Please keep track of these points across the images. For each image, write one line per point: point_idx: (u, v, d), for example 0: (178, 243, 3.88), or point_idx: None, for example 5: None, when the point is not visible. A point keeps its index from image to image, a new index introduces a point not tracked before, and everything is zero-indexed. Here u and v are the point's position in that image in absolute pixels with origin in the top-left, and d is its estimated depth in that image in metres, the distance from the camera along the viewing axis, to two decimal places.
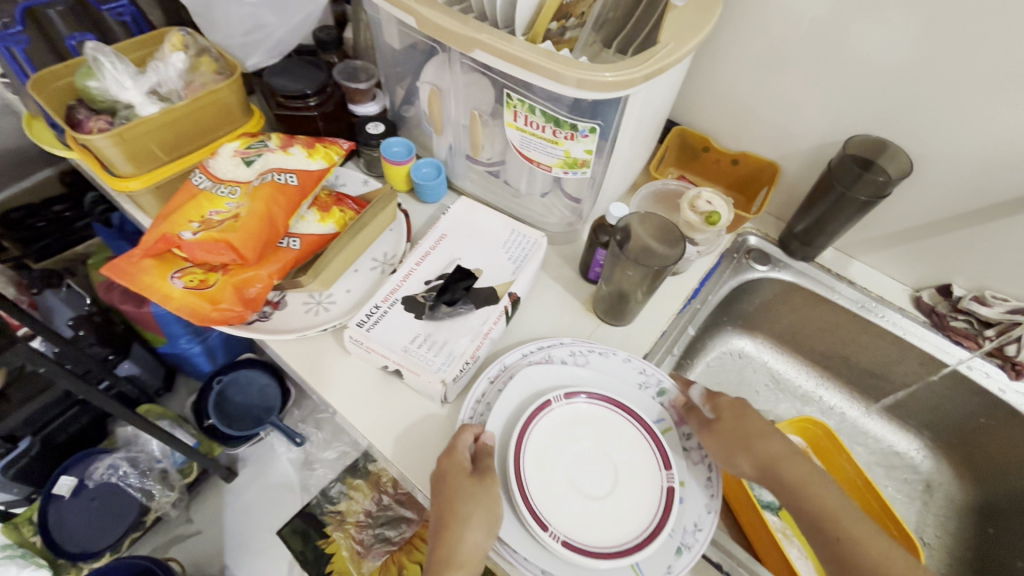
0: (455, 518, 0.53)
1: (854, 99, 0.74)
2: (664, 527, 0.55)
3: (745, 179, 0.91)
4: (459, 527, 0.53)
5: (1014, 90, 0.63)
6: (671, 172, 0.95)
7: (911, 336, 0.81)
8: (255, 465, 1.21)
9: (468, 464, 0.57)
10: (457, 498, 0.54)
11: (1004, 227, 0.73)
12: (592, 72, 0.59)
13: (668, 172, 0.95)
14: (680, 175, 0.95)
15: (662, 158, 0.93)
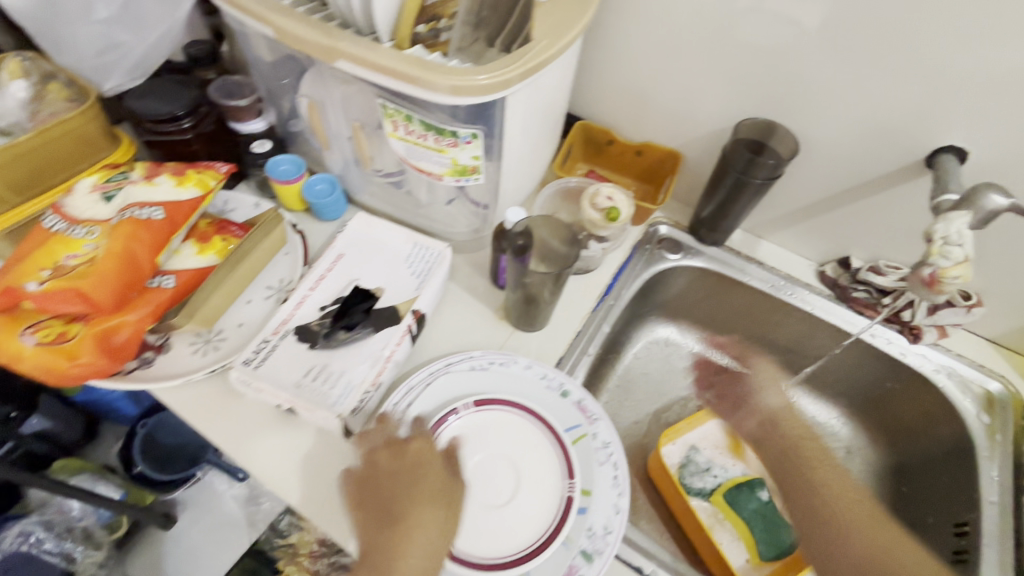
0: (428, 495, 0.54)
1: (739, 84, 0.75)
2: (554, 538, 0.54)
3: (651, 170, 0.91)
4: (429, 505, 0.54)
5: (878, 67, 0.65)
6: (581, 168, 0.95)
7: (819, 311, 0.83)
8: (195, 508, 1.12)
9: (437, 466, 0.56)
10: (434, 483, 0.55)
11: (888, 199, 0.76)
12: (463, 76, 0.56)
13: (577, 168, 0.94)
14: (589, 171, 0.94)
15: (569, 155, 0.92)
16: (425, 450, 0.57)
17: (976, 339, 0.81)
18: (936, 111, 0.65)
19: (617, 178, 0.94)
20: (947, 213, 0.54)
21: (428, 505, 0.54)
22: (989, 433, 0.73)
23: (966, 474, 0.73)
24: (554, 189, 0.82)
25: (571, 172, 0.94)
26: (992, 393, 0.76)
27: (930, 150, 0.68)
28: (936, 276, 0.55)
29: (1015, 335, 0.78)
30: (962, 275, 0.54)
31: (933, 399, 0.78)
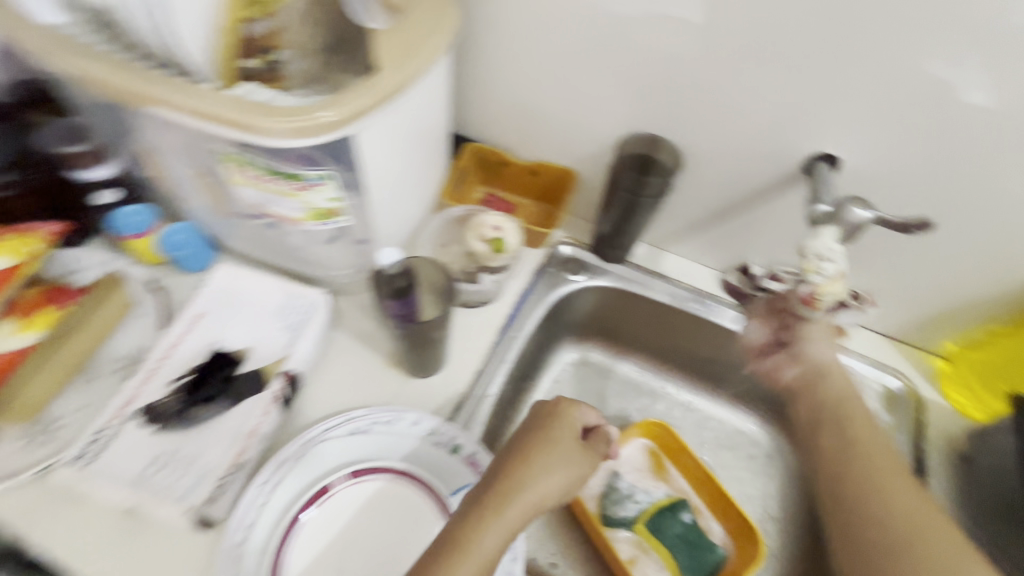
0: (546, 442, 0.56)
1: (618, 100, 0.72)
2: None
3: (549, 190, 0.87)
4: (547, 451, 0.55)
5: (746, 78, 0.64)
6: (479, 191, 0.90)
7: (721, 321, 0.83)
8: None
9: (565, 421, 0.58)
10: (548, 438, 0.56)
11: (778, 207, 0.75)
12: (301, 113, 0.50)
13: (475, 192, 0.90)
14: (488, 194, 0.90)
15: (464, 180, 0.88)
16: (576, 410, 0.60)
17: (874, 336, 0.81)
18: (808, 120, 0.64)
19: (518, 200, 0.90)
20: (817, 230, 0.53)
21: (552, 453, 0.55)
22: (889, 431, 0.74)
23: None
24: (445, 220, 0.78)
25: (468, 196, 0.89)
26: (892, 390, 0.76)
27: (807, 158, 0.68)
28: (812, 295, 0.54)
29: (908, 330, 0.79)
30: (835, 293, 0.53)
31: None
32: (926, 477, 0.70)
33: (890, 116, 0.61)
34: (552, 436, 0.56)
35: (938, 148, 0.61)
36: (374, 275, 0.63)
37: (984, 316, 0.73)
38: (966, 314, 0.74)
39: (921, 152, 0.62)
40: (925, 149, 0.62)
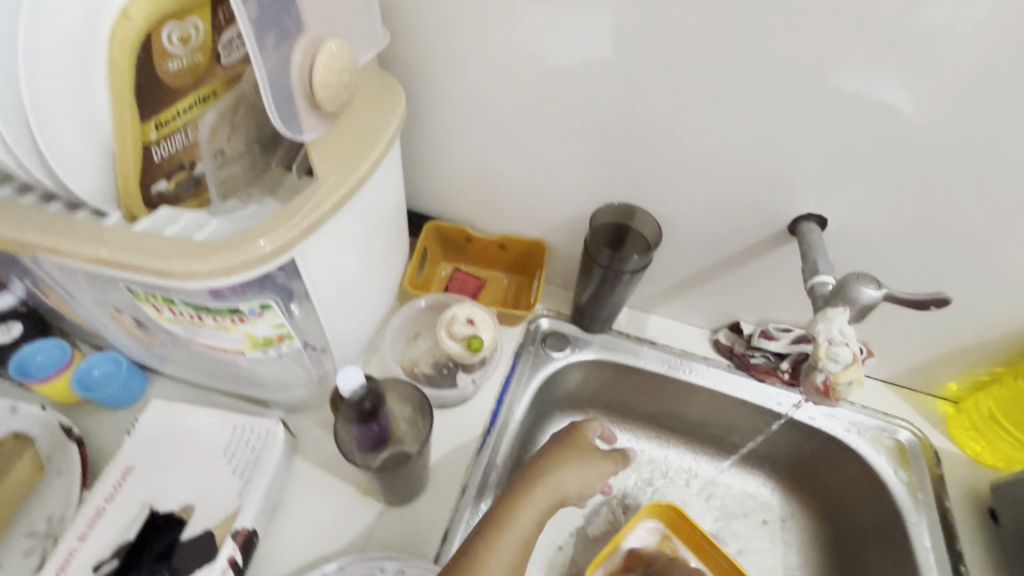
0: (566, 446, 0.59)
1: (584, 169, 0.68)
2: None
3: (520, 262, 0.82)
4: (569, 452, 0.59)
5: (715, 145, 0.60)
6: (444, 268, 0.84)
7: (723, 386, 0.77)
8: None
9: (585, 432, 0.61)
10: (571, 444, 0.60)
11: (763, 265, 0.71)
12: (234, 247, 0.43)
13: (440, 269, 0.84)
14: (454, 270, 0.84)
15: (426, 259, 0.82)
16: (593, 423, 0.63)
17: (874, 384, 0.78)
18: (787, 181, 0.61)
19: (486, 272, 0.84)
20: (826, 310, 0.48)
21: (572, 456, 0.58)
22: (909, 490, 0.69)
23: (898, 544, 0.67)
24: (410, 312, 0.70)
25: (433, 275, 0.83)
26: (904, 443, 0.72)
27: (789, 218, 0.64)
28: (830, 382, 0.48)
29: (908, 375, 0.76)
30: (855, 378, 0.48)
31: (851, 461, 0.73)
32: (955, 541, 0.65)
33: (872, 175, 0.58)
34: (585, 441, 0.60)
35: (924, 202, 0.59)
36: (340, 406, 0.56)
37: (983, 358, 0.71)
38: (966, 358, 0.71)
39: (907, 206, 0.60)
40: (911, 204, 0.59)
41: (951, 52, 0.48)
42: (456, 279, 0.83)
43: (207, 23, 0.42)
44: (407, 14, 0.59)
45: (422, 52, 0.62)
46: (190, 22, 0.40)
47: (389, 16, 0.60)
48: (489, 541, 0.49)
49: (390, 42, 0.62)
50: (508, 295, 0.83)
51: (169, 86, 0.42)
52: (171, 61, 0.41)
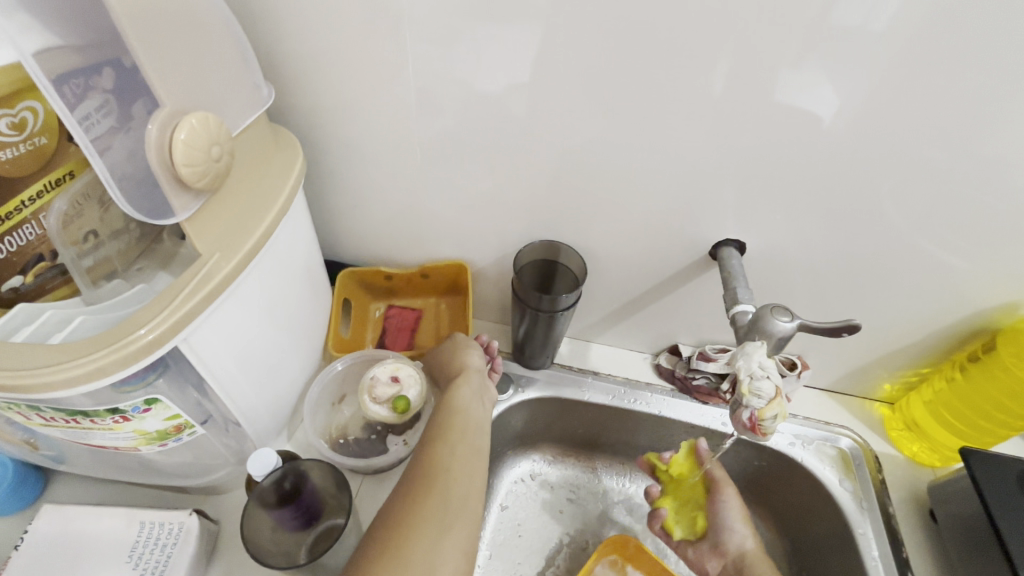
0: (448, 354, 0.67)
1: (502, 208, 0.67)
2: None
3: (449, 287, 0.79)
4: (451, 356, 0.66)
5: (627, 179, 0.60)
6: (377, 307, 0.81)
7: (668, 411, 0.76)
8: None
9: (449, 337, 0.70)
10: (447, 351, 0.68)
11: (692, 290, 0.71)
12: (108, 340, 0.40)
13: (373, 309, 0.81)
14: (387, 307, 0.81)
15: (353, 307, 0.78)
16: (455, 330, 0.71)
17: (813, 393, 0.79)
18: (702, 209, 0.62)
19: (420, 302, 0.81)
20: (745, 345, 0.48)
21: (454, 356, 0.66)
22: (854, 501, 0.68)
23: (847, 557, 0.67)
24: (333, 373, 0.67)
25: (366, 319, 0.80)
26: (846, 451, 0.72)
27: (710, 244, 0.65)
28: (755, 418, 0.48)
29: (843, 382, 0.78)
30: (779, 413, 0.47)
31: (797, 475, 0.73)
32: (902, 547, 0.65)
33: (780, 199, 0.59)
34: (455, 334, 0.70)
35: (832, 221, 0.60)
36: (251, 495, 0.52)
37: (907, 361, 0.73)
38: (892, 362, 0.73)
39: (817, 226, 0.61)
40: (821, 223, 0.60)
41: (824, 86, 0.49)
42: (392, 315, 0.81)
43: (46, 105, 0.39)
44: (297, 71, 0.57)
45: (320, 107, 0.60)
46: (23, 108, 0.37)
47: (280, 75, 0.58)
48: (444, 422, 0.57)
49: (287, 99, 0.60)
50: (447, 322, 0.80)
51: (9, 176, 0.38)
52: (2, 151, 0.37)
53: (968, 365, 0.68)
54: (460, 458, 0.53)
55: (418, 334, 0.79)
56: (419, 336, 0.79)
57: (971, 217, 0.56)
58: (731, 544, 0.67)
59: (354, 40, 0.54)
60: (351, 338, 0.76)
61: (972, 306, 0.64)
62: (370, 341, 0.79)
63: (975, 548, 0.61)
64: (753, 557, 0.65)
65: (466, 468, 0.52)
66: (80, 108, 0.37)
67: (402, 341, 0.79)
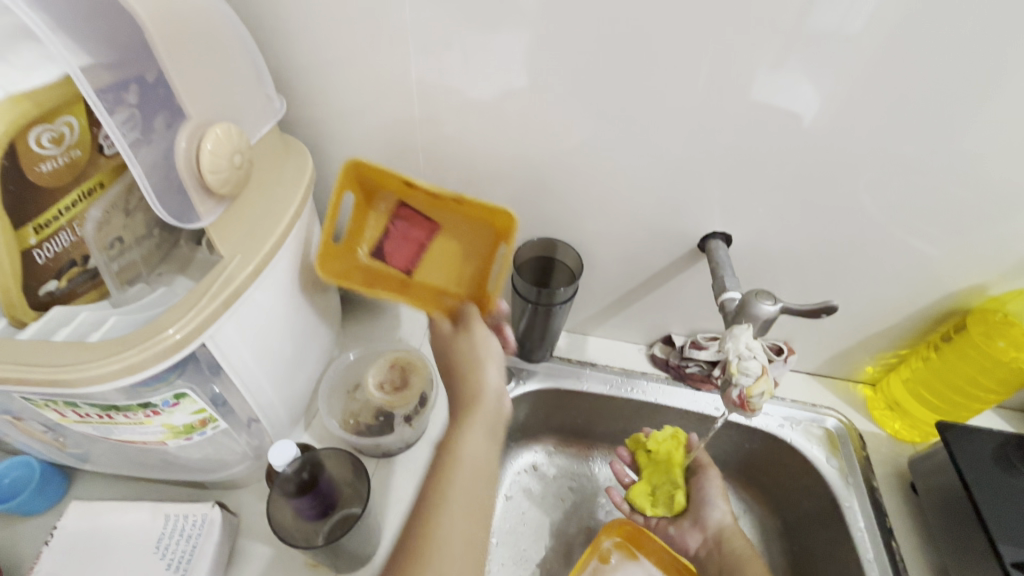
0: (465, 367, 0.61)
1: (500, 207, 0.70)
2: None
3: (472, 227, 0.65)
4: (471, 370, 0.60)
5: (620, 177, 0.64)
6: (384, 200, 0.65)
7: (664, 399, 0.79)
8: None
9: (464, 338, 0.63)
10: (464, 360, 0.62)
11: (684, 281, 0.75)
12: (142, 340, 0.42)
13: (380, 202, 0.65)
14: (395, 205, 0.65)
15: (354, 196, 0.64)
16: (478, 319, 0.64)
17: (800, 377, 0.83)
18: (689, 205, 0.65)
19: (435, 214, 0.64)
20: (733, 329, 0.51)
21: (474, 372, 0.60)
22: (841, 477, 0.72)
23: (836, 530, 0.70)
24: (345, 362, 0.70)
25: (368, 210, 0.66)
26: (832, 430, 0.76)
27: (698, 237, 0.69)
28: (744, 396, 0.51)
29: (827, 366, 0.82)
30: (765, 390, 0.51)
31: (787, 456, 0.77)
32: (886, 517, 0.69)
33: (762, 194, 0.63)
34: (472, 335, 0.62)
35: (812, 212, 0.64)
36: (272, 484, 0.54)
37: (888, 343, 0.76)
38: (872, 345, 0.77)
39: (798, 218, 0.65)
40: (801, 215, 0.64)
41: (797, 89, 0.53)
42: (400, 217, 0.66)
43: (82, 119, 0.42)
44: (305, 83, 0.60)
45: (326, 116, 0.63)
46: (61, 122, 0.40)
47: (288, 87, 0.61)
48: (444, 467, 0.53)
49: (295, 109, 0.63)
50: (460, 249, 0.66)
51: (46, 187, 0.41)
52: (42, 163, 0.40)
53: (941, 344, 0.72)
54: (456, 523, 0.50)
55: (424, 257, 0.67)
56: (427, 259, 0.67)
57: (938, 206, 0.61)
58: (710, 519, 0.72)
59: (359, 53, 0.57)
60: (345, 243, 0.66)
61: (944, 289, 0.68)
62: (369, 241, 0.67)
63: (951, 517, 0.65)
64: (730, 530, 0.71)
65: (461, 534, 0.50)
66: (114, 118, 0.39)
67: (405, 257, 0.67)
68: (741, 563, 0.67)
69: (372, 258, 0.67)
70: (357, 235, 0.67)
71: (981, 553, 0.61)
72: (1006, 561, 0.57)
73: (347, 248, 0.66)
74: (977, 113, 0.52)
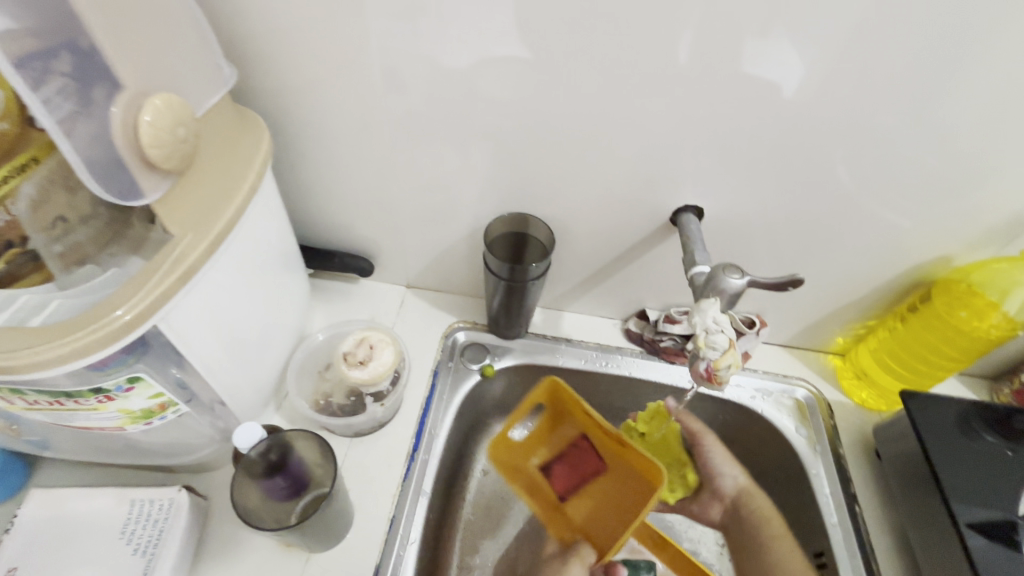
0: None
1: (469, 182, 0.68)
2: None
3: (644, 467, 0.68)
4: None
5: (590, 150, 0.62)
6: (570, 428, 0.74)
7: (639, 371, 0.81)
8: None
9: None
10: None
11: (657, 255, 0.74)
12: (89, 323, 0.41)
13: (568, 428, 0.74)
14: (581, 433, 0.74)
15: (546, 411, 0.74)
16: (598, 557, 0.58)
17: (773, 349, 0.84)
18: (661, 177, 0.64)
19: (614, 464, 0.72)
20: (701, 303, 0.51)
21: None
22: (809, 445, 0.74)
23: (803, 496, 0.72)
24: (323, 341, 0.69)
25: (554, 431, 0.75)
26: (802, 400, 0.78)
27: (671, 210, 0.68)
28: (711, 368, 0.51)
29: (800, 338, 0.82)
30: (732, 363, 0.51)
31: (757, 426, 0.78)
32: (850, 484, 0.71)
33: (735, 165, 0.62)
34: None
35: (784, 184, 0.63)
36: (237, 466, 0.53)
37: (857, 315, 0.77)
38: (842, 316, 0.78)
39: (769, 190, 0.64)
40: (772, 188, 0.64)
41: (766, 56, 0.52)
42: (581, 445, 0.74)
43: None
44: (258, 50, 0.57)
45: (284, 86, 0.60)
46: None
47: (240, 54, 0.57)
48: None
49: (249, 79, 0.59)
50: (606, 489, 0.73)
51: None
52: None
53: (908, 315, 0.73)
54: None
55: (582, 489, 0.74)
56: (580, 497, 0.74)
57: (904, 177, 0.61)
58: (725, 488, 0.79)
59: (313, 18, 0.54)
60: (521, 446, 0.75)
61: (910, 260, 0.69)
62: (541, 455, 0.76)
63: (907, 480, 0.68)
64: (749, 491, 0.79)
65: None
66: (41, 90, 0.36)
67: (565, 483, 0.74)
68: (769, 526, 0.76)
69: (540, 467, 0.75)
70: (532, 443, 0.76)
71: (935, 513, 0.63)
72: (960, 521, 0.60)
73: (523, 453, 0.75)
74: (946, 80, 0.52)
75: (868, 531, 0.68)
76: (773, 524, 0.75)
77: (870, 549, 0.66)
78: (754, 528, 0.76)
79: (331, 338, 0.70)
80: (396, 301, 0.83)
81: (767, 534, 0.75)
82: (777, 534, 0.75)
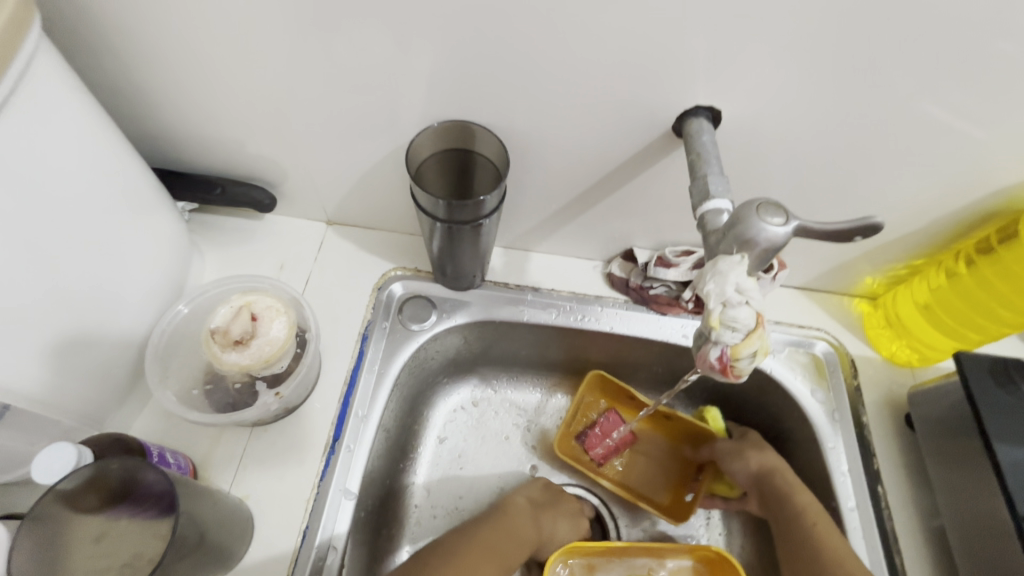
0: (541, 523, 0.57)
1: (382, 78, 0.47)
2: None
3: (697, 433, 0.66)
4: (543, 519, 0.57)
5: (554, 21, 0.41)
6: (598, 405, 0.70)
7: (623, 326, 0.64)
8: None
9: (543, 516, 0.58)
10: (530, 514, 0.57)
11: (651, 179, 0.55)
12: None
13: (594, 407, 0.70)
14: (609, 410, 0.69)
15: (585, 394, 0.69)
16: (561, 512, 0.60)
17: (789, 293, 0.68)
18: (659, 67, 0.44)
19: (652, 437, 0.69)
20: (718, 261, 0.34)
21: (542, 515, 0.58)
22: (826, 412, 0.61)
23: (813, 469, 0.61)
24: (204, 301, 0.53)
25: (583, 409, 0.69)
26: (819, 356, 0.64)
27: (674, 115, 0.48)
28: (727, 358, 0.35)
29: (822, 280, 0.66)
30: (758, 350, 0.34)
31: (764, 386, 0.65)
32: (873, 460, 0.59)
33: (775, 45, 0.41)
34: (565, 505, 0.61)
35: (844, 76, 0.43)
36: (46, 494, 0.37)
37: (902, 253, 0.61)
38: (882, 255, 0.61)
39: (819, 85, 0.44)
40: (825, 82, 0.44)
41: None
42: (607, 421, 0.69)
43: None
44: None
45: None
46: None
47: None
48: (482, 540, 0.51)
49: None
50: (652, 463, 0.68)
51: None
52: None
53: (976, 257, 0.57)
54: (488, 547, 0.51)
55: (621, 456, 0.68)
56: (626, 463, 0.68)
57: (1017, 62, 0.41)
58: (745, 475, 0.59)
59: None
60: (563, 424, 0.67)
61: (991, 183, 0.51)
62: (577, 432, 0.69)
63: (951, 460, 0.55)
64: (772, 466, 0.58)
65: (490, 558, 0.50)
66: None
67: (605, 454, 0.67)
68: (792, 500, 0.54)
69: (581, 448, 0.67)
70: (572, 420, 0.69)
71: (988, 507, 0.50)
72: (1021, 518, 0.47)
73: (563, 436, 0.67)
74: None
75: (893, 520, 0.57)
76: (796, 494, 0.55)
77: (895, 542, 0.56)
78: (775, 513, 0.55)
79: (216, 297, 0.53)
80: (313, 244, 0.64)
81: (791, 510, 0.54)
82: (798, 511, 0.53)
